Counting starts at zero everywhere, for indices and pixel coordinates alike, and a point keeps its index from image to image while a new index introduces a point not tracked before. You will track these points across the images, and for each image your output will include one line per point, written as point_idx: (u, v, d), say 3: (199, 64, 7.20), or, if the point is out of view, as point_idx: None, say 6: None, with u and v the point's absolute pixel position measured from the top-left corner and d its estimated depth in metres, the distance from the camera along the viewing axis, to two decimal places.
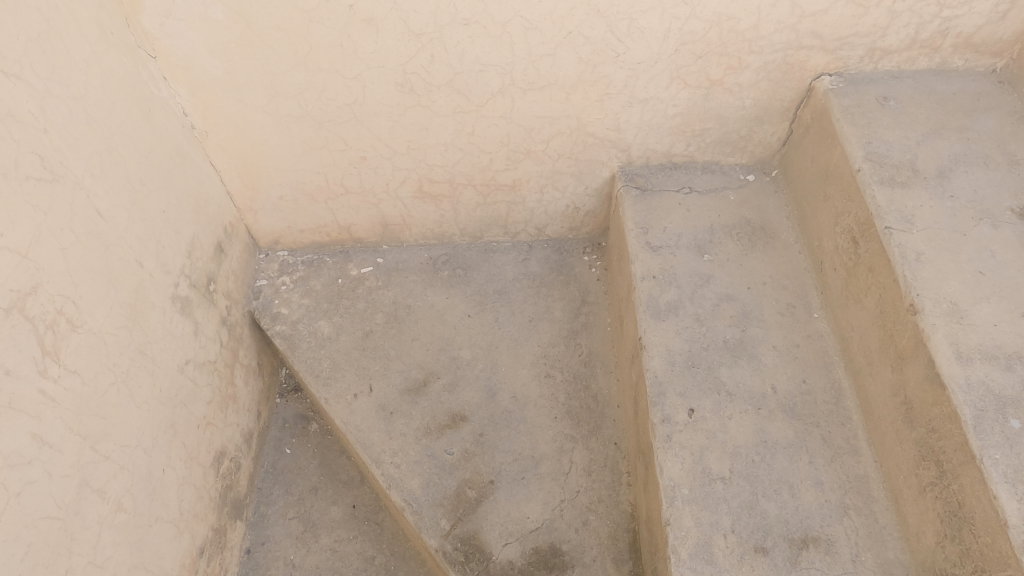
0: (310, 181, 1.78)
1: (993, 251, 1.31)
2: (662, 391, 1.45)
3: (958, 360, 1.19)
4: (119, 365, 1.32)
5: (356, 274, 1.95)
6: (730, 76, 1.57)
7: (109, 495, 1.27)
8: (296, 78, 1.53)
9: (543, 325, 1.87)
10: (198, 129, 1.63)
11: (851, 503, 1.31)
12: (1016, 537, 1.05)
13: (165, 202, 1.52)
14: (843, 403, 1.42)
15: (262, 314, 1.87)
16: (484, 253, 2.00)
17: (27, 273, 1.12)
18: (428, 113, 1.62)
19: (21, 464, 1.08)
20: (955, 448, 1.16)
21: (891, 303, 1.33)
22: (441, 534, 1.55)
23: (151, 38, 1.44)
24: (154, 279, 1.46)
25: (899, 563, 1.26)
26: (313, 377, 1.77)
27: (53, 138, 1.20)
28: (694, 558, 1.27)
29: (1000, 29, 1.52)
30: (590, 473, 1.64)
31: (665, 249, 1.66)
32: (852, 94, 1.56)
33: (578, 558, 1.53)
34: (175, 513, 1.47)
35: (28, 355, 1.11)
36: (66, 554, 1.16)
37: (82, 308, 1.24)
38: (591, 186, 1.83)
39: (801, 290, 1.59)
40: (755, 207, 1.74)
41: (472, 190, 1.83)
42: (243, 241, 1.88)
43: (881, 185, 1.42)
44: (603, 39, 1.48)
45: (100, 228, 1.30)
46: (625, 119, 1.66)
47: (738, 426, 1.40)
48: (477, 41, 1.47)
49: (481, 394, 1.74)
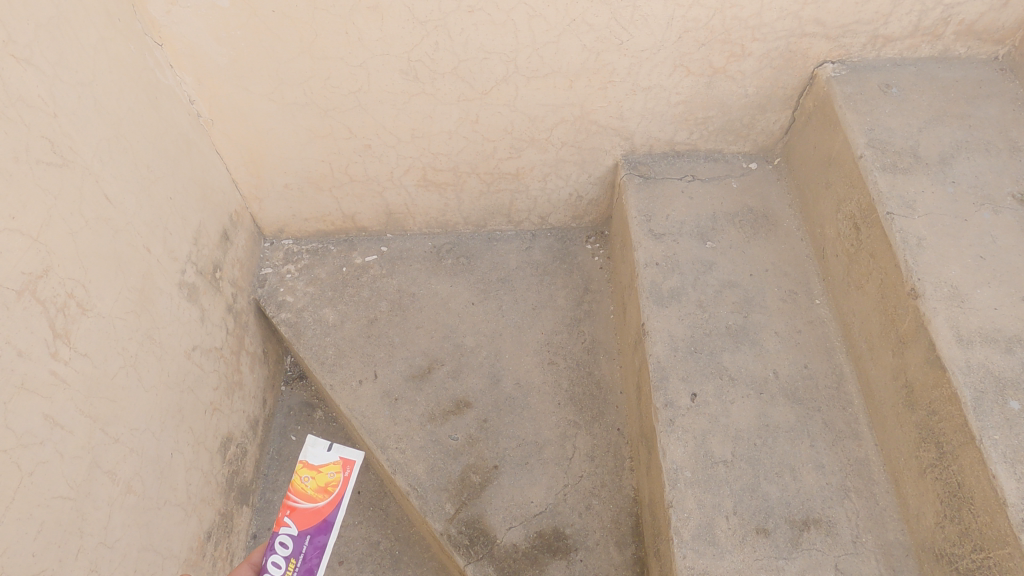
0: (314, 170, 1.79)
1: (994, 237, 1.32)
2: (664, 376, 1.46)
3: (958, 343, 1.21)
4: (127, 349, 1.33)
5: (360, 263, 1.96)
6: (734, 63, 1.57)
7: (119, 478, 1.28)
8: (302, 66, 1.54)
9: (546, 313, 1.89)
10: (204, 118, 1.65)
11: (851, 485, 1.33)
12: (1014, 515, 1.06)
13: (172, 189, 1.53)
14: (844, 387, 1.44)
15: (267, 302, 1.89)
16: (487, 242, 2.01)
17: (39, 256, 1.14)
18: (431, 101, 1.63)
19: (33, 444, 1.10)
20: (955, 429, 1.17)
21: (892, 288, 1.34)
22: (446, 518, 1.57)
23: (158, 25, 1.46)
24: (162, 265, 1.47)
25: (899, 544, 1.27)
26: (319, 364, 1.79)
27: (63, 123, 1.21)
28: (697, 539, 1.29)
29: (1002, 17, 1.52)
30: (593, 458, 1.66)
31: (668, 237, 1.67)
32: (854, 81, 1.57)
33: (581, 543, 1.55)
34: (183, 496, 1.49)
35: (40, 337, 1.13)
36: (77, 533, 1.18)
37: (91, 292, 1.25)
38: (594, 175, 1.85)
39: (802, 277, 1.60)
40: (757, 194, 1.75)
41: (476, 178, 1.84)
42: (248, 230, 1.89)
43: (883, 171, 1.43)
44: (607, 26, 1.48)
45: (109, 214, 1.32)
46: (628, 107, 1.67)
47: (740, 410, 1.41)
48: (482, 29, 1.48)
49: (485, 380, 1.76)
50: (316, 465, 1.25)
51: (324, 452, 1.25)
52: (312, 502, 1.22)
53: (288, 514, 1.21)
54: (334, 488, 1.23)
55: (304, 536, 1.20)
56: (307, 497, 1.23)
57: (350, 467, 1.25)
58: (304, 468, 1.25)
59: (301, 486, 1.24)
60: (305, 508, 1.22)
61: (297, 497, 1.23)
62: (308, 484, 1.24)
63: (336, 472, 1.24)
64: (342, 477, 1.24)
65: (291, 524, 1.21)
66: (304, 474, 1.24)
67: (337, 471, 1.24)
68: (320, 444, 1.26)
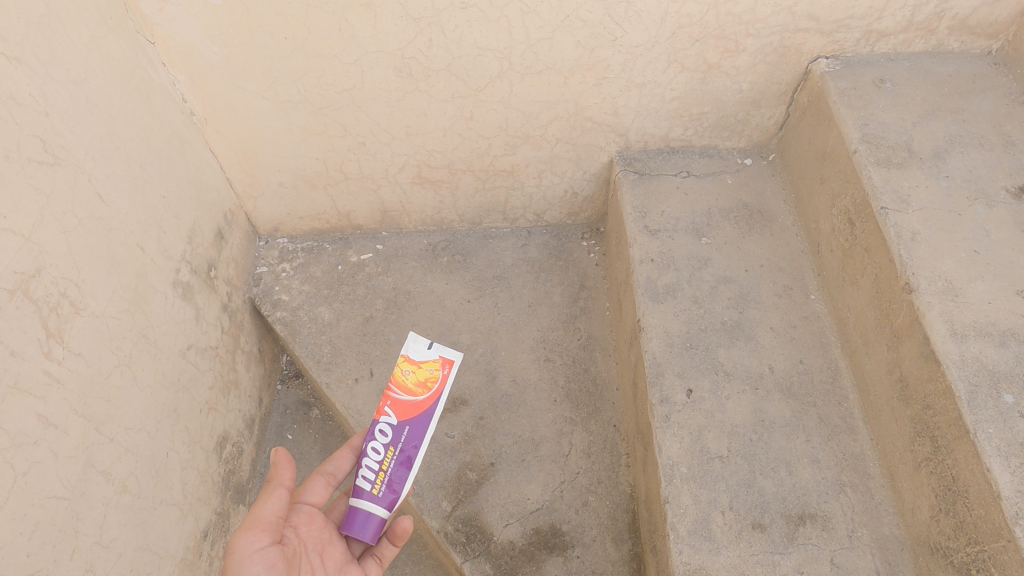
0: (309, 169, 1.79)
1: (988, 231, 1.32)
2: (660, 372, 1.46)
3: (952, 337, 1.21)
4: (121, 348, 1.33)
5: (356, 261, 1.96)
6: (728, 59, 1.57)
7: (114, 477, 1.28)
8: (295, 64, 1.53)
9: (542, 310, 1.89)
10: (197, 116, 1.64)
11: (847, 480, 1.33)
12: (1008, 509, 1.06)
13: (166, 188, 1.53)
14: (839, 382, 1.44)
15: (263, 301, 1.88)
16: (483, 239, 2.01)
17: (30, 256, 1.13)
18: (425, 98, 1.63)
19: (27, 444, 1.09)
20: (949, 423, 1.18)
21: (886, 282, 1.34)
22: (442, 516, 1.57)
23: (149, 23, 1.45)
24: (156, 264, 1.47)
25: (895, 538, 1.27)
26: (315, 362, 1.79)
27: (55, 122, 1.20)
28: (693, 534, 1.29)
29: (995, 12, 1.52)
30: (590, 454, 1.66)
31: (663, 233, 1.67)
32: (848, 76, 1.57)
33: (578, 539, 1.55)
34: (178, 496, 1.48)
35: (33, 337, 1.12)
36: (72, 533, 1.17)
37: (84, 291, 1.25)
38: (589, 171, 1.85)
39: (798, 273, 1.60)
40: (752, 190, 1.75)
41: (471, 175, 1.83)
42: (243, 229, 1.89)
43: (877, 166, 1.43)
44: (601, 22, 1.48)
45: (102, 213, 1.31)
46: (624, 103, 1.67)
47: (735, 406, 1.41)
48: (475, 25, 1.47)
49: (481, 378, 1.76)
50: (417, 360, 1.29)
51: (425, 350, 1.30)
52: (413, 395, 1.27)
53: (389, 404, 1.26)
54: (434, 384, 1.28)
55: (403, 426, 1.24)
56: (407, 389, 1.27)
57: (450, 365, 1.30)
58: (406, 362, 1.29)
59: (402, 379, 1.28)
60: (404, 399, 1.26)
61: (397, 389, 1.27)
62: (409, 377, 1.28)
63: (436, 369, 1.29)
64: (441, 374, 1.29)
65: (391, 413, 1.25)
66: (405, 368, 1.29)
67: (437, 368, 1.29)
68: (421, 341, 1.31)
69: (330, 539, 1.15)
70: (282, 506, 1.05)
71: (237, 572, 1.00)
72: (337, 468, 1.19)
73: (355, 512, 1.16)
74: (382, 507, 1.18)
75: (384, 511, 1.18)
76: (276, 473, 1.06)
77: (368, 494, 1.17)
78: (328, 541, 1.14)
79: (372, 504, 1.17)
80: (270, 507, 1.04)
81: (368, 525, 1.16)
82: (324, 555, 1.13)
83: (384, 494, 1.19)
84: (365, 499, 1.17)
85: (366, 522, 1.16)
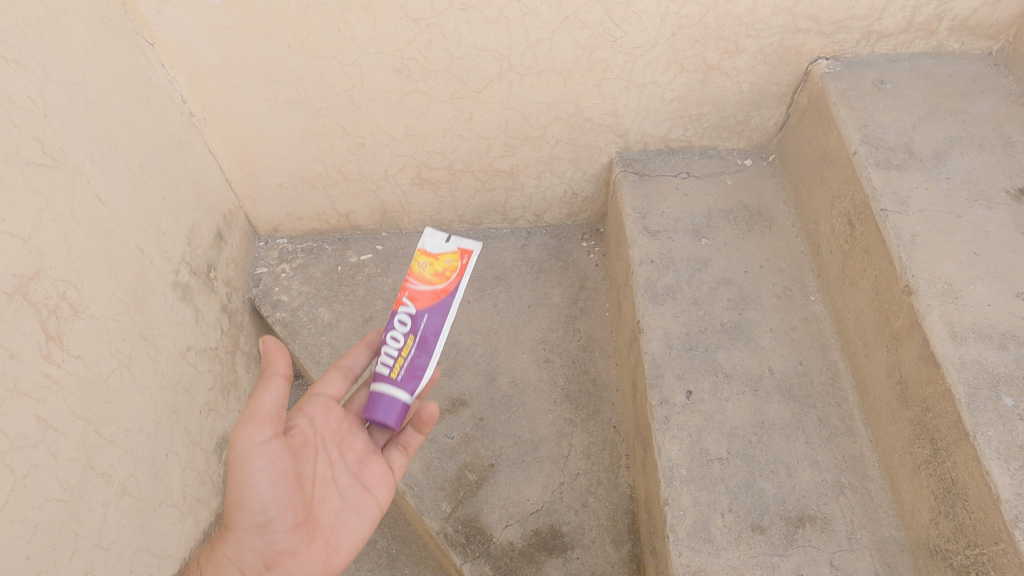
0: (309, 169, 1.79)
1: (988, 233, 1.32)
2: (660, 373, 1.46)
3: (952, 340, 1.21)
4: (121, 350, 1.33)
5: (355, 261, 1.96)
6: (728, 60, 1.57)
7: (114, 479, 1.28)
8: (294, 64, 1.53)
9: (541, 310, 1.88)
10: (196, 117, 1.64)
11: (846, 482, 1.33)
12: (1008, 512, 1.06)
13: (165, 189, 1.52)
14: (839, 384, 1.44)
15: (262, 301, 1.88)
16: (483, 239, 2.01)
17: (29, 258, 1.13)
18: (425, 99, 1.62)
19: (26, 446, 1.09)
20: (949, 426, 1.17)
21: (886, 284, 1.34)
22: (442, 517, 1.57)
23: (148, 24, 1.44)
24: (155, 265, 1.47)
25: (894, 540, 1.27)
26: (314, 363, 1.79)
27: (53, 123, 1.20)
28: (692, 536, 1.29)
29: (996, 13, 1.52)
30: (589, 455, 1.66)
31: (663, 234, 1.67)
32: (848, 77, 1.57)
33: (578, 540, 1.55)
34: (178, 497, 1.48)
35: (32, 339, 1.12)
36: (72, 535, 1.17)
37: (83, 294, 1.24)
38: (589, 172, 1.85)
39: (797, 274, 1.60)
40: (752, 190, 1.75)
41: (470, 176, 1.83)
42: (242, 229, 1.89)
43: (877, 167, 1.43)
44: (600, 23, 1.48)
45: (101, 215, 1.31)
46: (623, 103, 1.66)
47: (735, 407, 1.41)
48: (475, 26, 1.47)
49: (481, 378, 1.76)
50: (434, 253, 1.26)
51: (442, 243, 1.27)
52: (432, 284, 1.23)
53: (407, 294, 1.23)
54: (454, 271, 1.25)
55: (422, 314, 1.21)
56: (426, 278, 1.24)
57: (468, 255, 1.26)
58: (423, 255, 1.25)
59: (419, 272, 1.24)
60: (423, 289, 1.23)
61: (415, 279, 1.24)
62: (426, 269, 1.24)
63: (454, 260, 1.26)
64: (460, 264, 1.25)
65: (410, 302, 1.22)
66: (422, 261, 1.25)
67: (455, 259, 1.25)
68: (438, 235, 1.27)
69: (350, 430, 1.18)
70: (280, 396, 1.06)
71: (242, 467, 1.03)
72: (353, 363, 1.22)
73: (378, 398, 1.13)
74: (404, 392, 1.14)
75: (407, 396, 1.15)
76: (270, 362, 1.06)
77: (388, 378, 1.14)
78: (347, 431, 1.18)
79: (394, 388, 1.14)
80: (267, 398, 1.05)
81: (392, 410, 1.13)
82: (343, 446, 1.17)
83: (405, 380, 1.15)
84: (386, 383, 1.14)
85: (390, 407, 1.13)
